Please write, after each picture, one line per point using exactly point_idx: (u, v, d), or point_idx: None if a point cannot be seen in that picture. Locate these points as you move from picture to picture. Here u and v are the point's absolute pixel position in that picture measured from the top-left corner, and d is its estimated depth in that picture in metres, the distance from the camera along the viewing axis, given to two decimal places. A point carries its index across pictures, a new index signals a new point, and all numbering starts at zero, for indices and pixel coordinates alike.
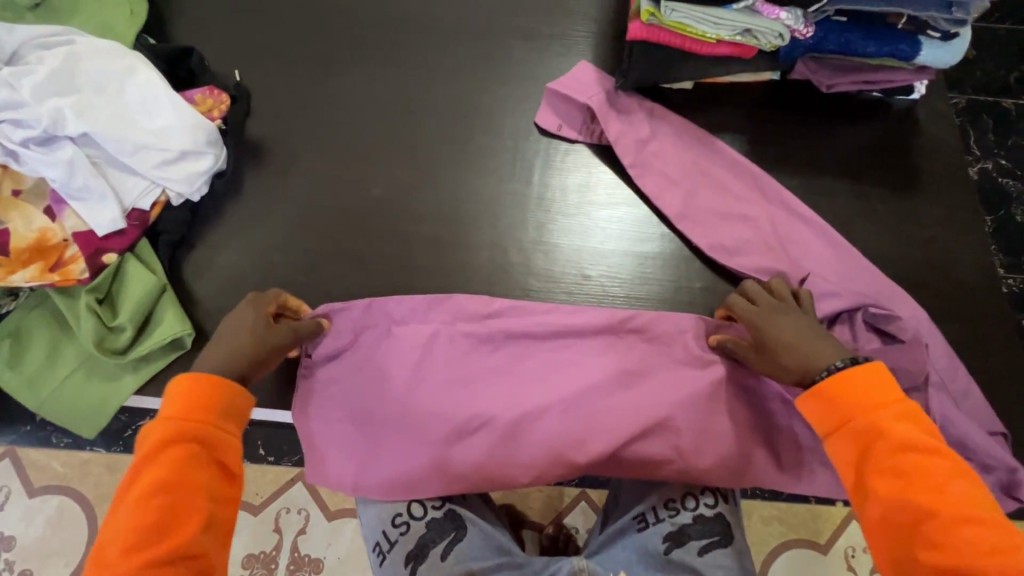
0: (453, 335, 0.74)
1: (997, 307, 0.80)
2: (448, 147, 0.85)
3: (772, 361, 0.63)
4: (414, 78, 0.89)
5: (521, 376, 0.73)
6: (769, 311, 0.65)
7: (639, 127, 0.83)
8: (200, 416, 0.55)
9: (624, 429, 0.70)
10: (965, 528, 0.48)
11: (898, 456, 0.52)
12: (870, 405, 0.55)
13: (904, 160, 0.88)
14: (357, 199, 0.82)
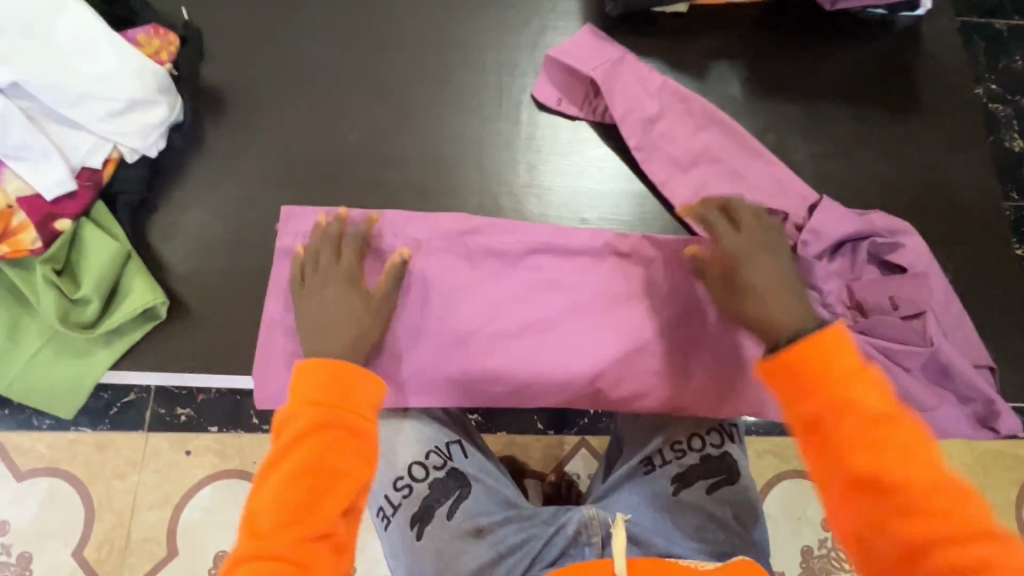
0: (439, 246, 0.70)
1: (997, 230, 0.79)
2: (427, 86, 0.78)
3: (768, 314, 0.57)
4: (384, 10, 0.81)
5: (517, 290, 0.71)
6: (751, 245, 0.61)
7: (638, 101, 0.76)
8: (336, 402, 0.55)
9: (604, 341, 0.71)
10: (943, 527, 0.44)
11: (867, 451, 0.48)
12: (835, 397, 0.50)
13: (907, 82, 0.84)
14: (332, 146, 0.76)
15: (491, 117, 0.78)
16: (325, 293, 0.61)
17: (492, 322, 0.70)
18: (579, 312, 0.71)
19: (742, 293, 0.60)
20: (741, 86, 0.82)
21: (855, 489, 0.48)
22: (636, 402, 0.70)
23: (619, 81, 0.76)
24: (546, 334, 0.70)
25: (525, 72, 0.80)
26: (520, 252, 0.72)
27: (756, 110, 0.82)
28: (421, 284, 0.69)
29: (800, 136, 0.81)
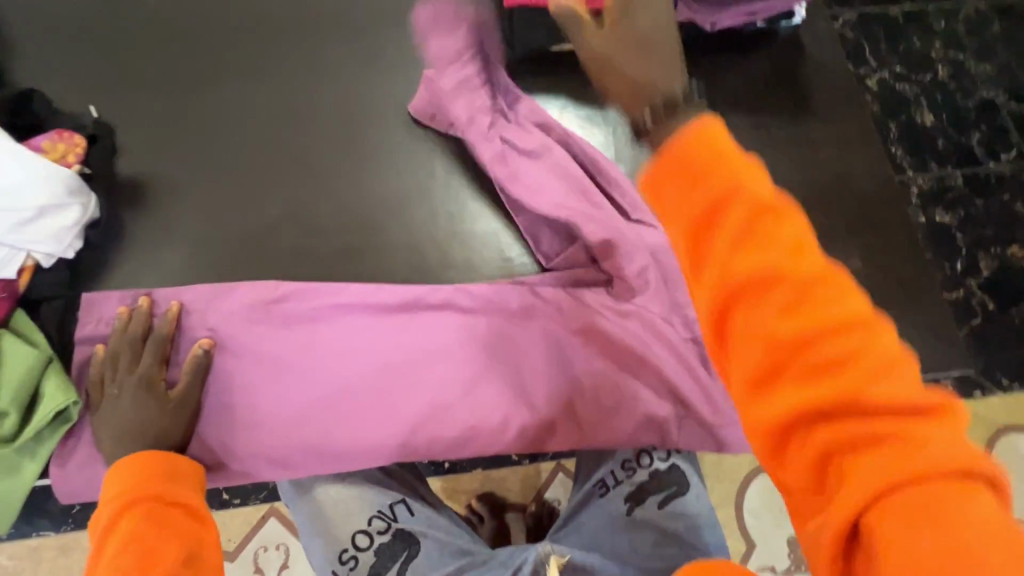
0: (355, 314, 0.72)
1: (901, 211, 0.82)
2: (340, 151, 0.81)
3: None
4: (291, 83, 0.83)
5: (432, 351, 0.71)
6: None
7: (534, 140, 0.79)
8: (152, 485, 0.55)
9: (525, 391, 0.71)
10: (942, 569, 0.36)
11: None
12: None
13: (794, 86, 0.89)
14: (251, 222, 0.77)
15: (403, 173, 0.81)
16: (123, 397, 0.62)
17: (318, 383, 0.69)
18: (497, 363, 0.71)
19: None
20: None
21: None
22: (484, 443, 0.69)
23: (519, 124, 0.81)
24: (464, 394, 0.69)
25: (436, 119, 0.82)
26: (355, 310, 0.72)
27: None
28: (302, 355, 0.70)
29: None
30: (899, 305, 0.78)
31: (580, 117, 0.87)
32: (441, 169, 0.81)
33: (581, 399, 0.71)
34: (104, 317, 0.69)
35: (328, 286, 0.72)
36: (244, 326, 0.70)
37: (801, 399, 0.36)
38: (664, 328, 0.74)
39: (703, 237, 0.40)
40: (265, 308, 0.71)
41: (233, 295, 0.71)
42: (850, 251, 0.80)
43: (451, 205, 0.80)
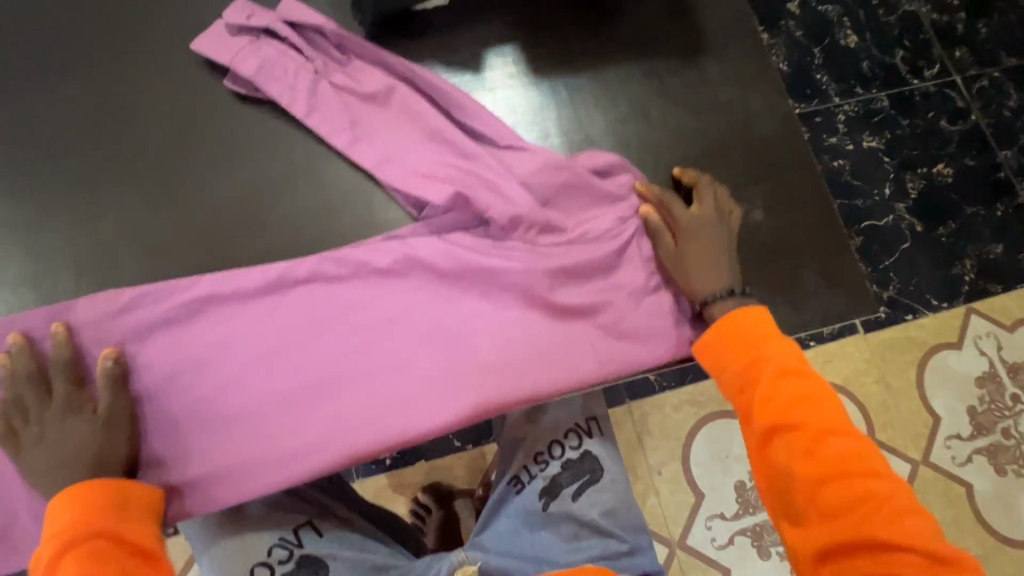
0: (221, 322, 0.66)
1: (802, 152, 0.78)
2: (180, 154, 0.72)
3: (690, 254, 0.65)
4: (112, 80, 0.73)
5: (317, 351, 0.66)
6: (700, 221, 0.65)
7: (370, 88, 0.72)
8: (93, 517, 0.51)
9: (423, 375, 0.66)
10: (784, 379, 0.53)
11: (776, 387, 0.53)
12: (770, 371, 0.54)
13: (687, 24, 0.82)
14: (90, 246, 0.69)
15: (258, 170, 0.72)
16: (46, 436, 0.56)
17: (192, 401, 0.64)
18: (388, 353, 0.66)
19: (685, 240, 0.65)
20: (519, 69, 0.79)
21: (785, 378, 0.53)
22: (377, 436, 0.65)
23: (358, 75, 0.73)
24: (355, 386, 0.66)
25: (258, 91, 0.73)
26: (217, 315, 0.66)
27: (537, 90, 0.78)
28: (161, 380, 0.64)
29: (592, 105, 0.78)
30: (803, 252, 0.74)
31: (455, 83, 0.78)
32: (293, 152, 0.73)
33: (476, 359, 0.67)
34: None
35: (178, 283, 0.66)
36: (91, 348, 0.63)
37: (759, 410, 0.53)
38: (548, 286, 0.68)
39: (769, 350, 0.56)
40: (111, 320, 0.64)
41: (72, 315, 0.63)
42: (752, 201, 0.75)
43: (309, 167, 0.73)
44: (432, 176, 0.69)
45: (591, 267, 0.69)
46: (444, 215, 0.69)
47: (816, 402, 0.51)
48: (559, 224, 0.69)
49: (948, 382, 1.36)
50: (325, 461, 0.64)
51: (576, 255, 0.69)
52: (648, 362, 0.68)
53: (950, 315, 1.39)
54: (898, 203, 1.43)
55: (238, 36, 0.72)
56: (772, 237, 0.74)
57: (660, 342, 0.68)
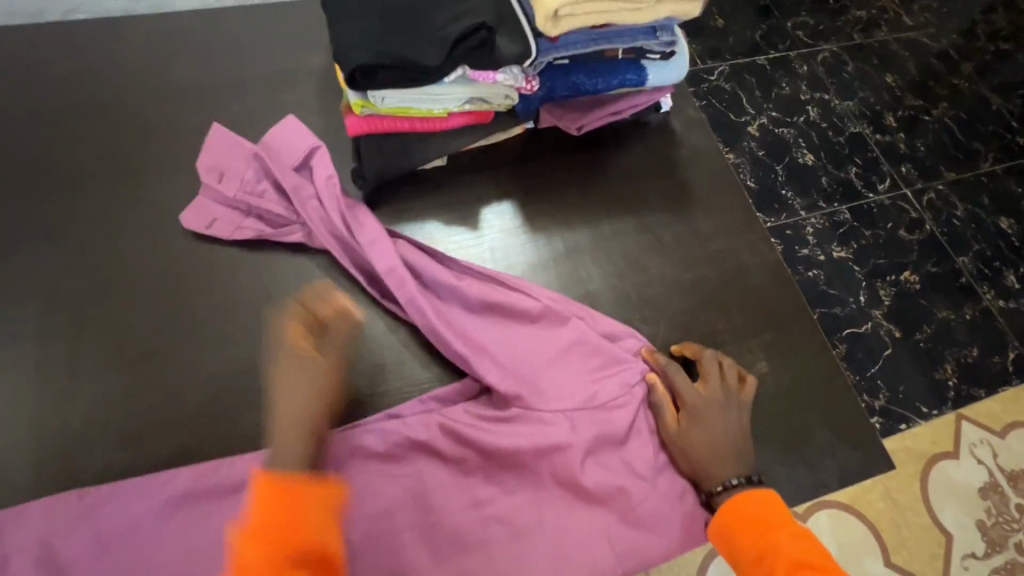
0: (190, 508, 0.57)
1: (796, 300, 0.79)
2: (169, 322, 0.69)
3: (694, 443, 0.62)
4: (107, 252, 0.72)
5: None
6: (704, 402, 0.63)
7: (365, 222, 0.70)
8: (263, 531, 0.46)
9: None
10: (797, 571, 0.49)
11: (790, 575, 0.49)
12: (782, 558, 0.51)
13: (673, 178, 0.87)
14: (60, 436, 0.63)
15: (248, 337, 0.68)
16: None
17: None
18: (384, 552, 0.58)
19: (690, 423, 0.63)
20: (518, 223, 0.81)
21: (797, 567, 0.50)
22: None
23: (360, 220, 0.70)
24: None
25: (247, 214, 0.72)
26: (187, 503, 0.57)
27: (535, 244, 0.80)
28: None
29: (589, 259, 0.79)
30: (815, 405, 0.73)
31: (454, 242, 0.78)
32: (285, 304, 0.71)
33: (480, 560, 0.59)
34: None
35: (151, 478, 0.58)
36: (35, 567, 0.53)
37: None
38: (555, 457, 0.62)
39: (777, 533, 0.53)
40: (66, 531, 0.55)
41: (21, 523, 0.55)
42: (754, 353, 0.75)
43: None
44: (425, 317, 0.66)
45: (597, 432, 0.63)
46: (448, 387, 0.66)
47: None
48: (558, 385, 0.65)
49: (954, 495, 1.33)
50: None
51: (584, 422, 0.63)
52: (666, 546, 0.60)
53: (943, 424, 1.40)
54: (874, 310, 1.49)
55: (258, 164, 0.72)
56: (779, 391, 0.73)
57: (675, 522, 0.61)
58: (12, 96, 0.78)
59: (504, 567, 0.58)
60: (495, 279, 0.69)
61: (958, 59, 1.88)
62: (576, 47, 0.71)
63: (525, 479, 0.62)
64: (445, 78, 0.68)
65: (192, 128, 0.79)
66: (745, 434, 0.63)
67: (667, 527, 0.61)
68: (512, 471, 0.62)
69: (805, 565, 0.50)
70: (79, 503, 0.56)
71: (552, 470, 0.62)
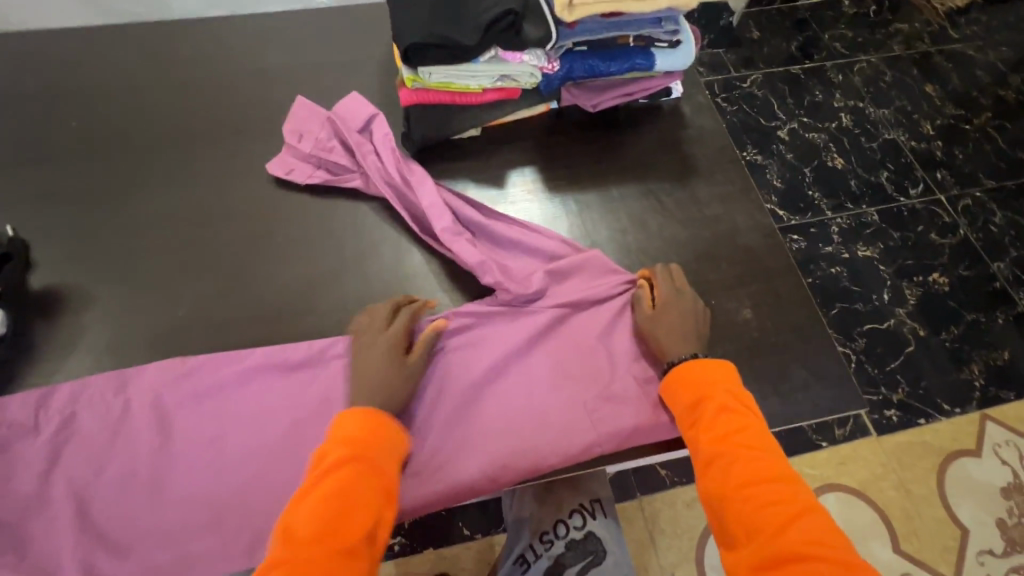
0: (263, 376, 0.73)
1: (785, 260, 0.88)
2: (249, 244, 0.86)
3: (665, 339, 0.70)
4: (206, 188, 0.89)
5: (342, 415, 0.72)
6: (661, 307, 0.73)
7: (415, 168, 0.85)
8: (349, 450, 0.57)
9: (439, 446, 0.69)
10: (724, 413, 0.60)
11: (720, 414, 0.60)
12: (713, 403, 0.61)
13: (680, 153, 0.98)
14: (160, 322, 0.80)
15: (312, 260, 0.85)
16: None
17: (227, 447, 0.70)
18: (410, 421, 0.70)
19: (656, 322, 0.72)
20: (538, 185, 0.94)
21: (725, 410, 0.60)
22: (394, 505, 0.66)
23: (407, 169, 0.85)
24: None
25: (317, 165, 0.89)
26: (260, 372, 0.73)
27: (551, 202, 0.93)
28: (205, 424, 0.71)
29: (598, 218, 0.91)
30: (794, 349, 0.81)
31: (483, 197, 0.92)
32: (342, 234, 0.87)
33: (487, 436, 0.70)
34: (9, 421, 0.69)
35: (234, 355, 0.74)
36: (149, 411, 0.71)
37: (712, 446, 0.58)
38: (556, 364, 0.74)
39: (716, 387, 0.63)
40: (171, 386, 0.72)
41: (139, 379, 0.72)
42: (740, 301, 0.84)
43: (356, 261, 0.85)
44: (460, 241, 0.80)
45: (593, 344, 0.75)
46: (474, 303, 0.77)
47: (757, 434, 0.58)
48: (564, 302, 0.77)
49: (971, 492, 1.32)
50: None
51: (580, 338, 0.76)
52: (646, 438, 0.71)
53: (965, 423, 1.39)
54: (897, 308, 1.50)
55: (330, 126, 0.90)
56: (762, 335, 0.82)
57: (658, 421, 0.71)
58: (145, 67, 0.98)
59: (511, 444, 0.69)
60: (517, 224, 0.83)
61: (1007, 72, 1.86)
62: (593, 32, 0.85)
63: (530, 377, 0.73)
64: (480, 56, 0.83)
65: (280, 99, 0.98)
66: (700, 325, 0.72)
67: (650, 427, 0.71)
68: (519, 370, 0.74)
69: (731, 410, 0.60)
70: (182, 366, 0.73)
71: (552, 374, 0.74)
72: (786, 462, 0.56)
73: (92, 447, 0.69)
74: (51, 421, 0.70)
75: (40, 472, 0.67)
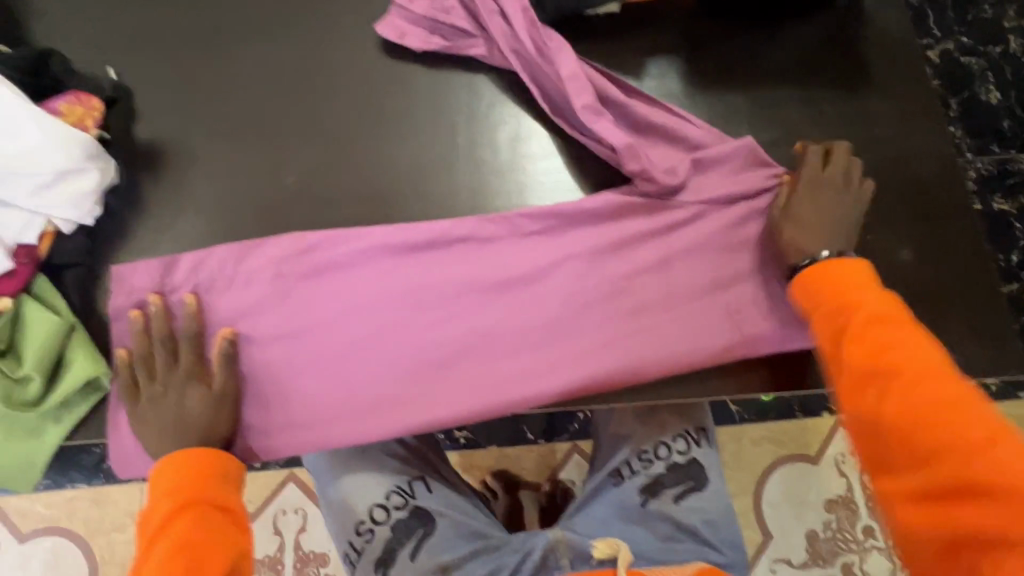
0: (386, 256, 0.71)
1: (959, 199, 0.76)
2: (356, 114, 0.78)
3: (803, 224, 0.67)
4: (311, 46, 0.81)
5: (467, 301, 0.71)
6: (809, 188, 0.68)
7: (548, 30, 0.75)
8: (194, 486, 0.57)
9: (568, 343, 0.69)
10: (878, 328, 0.53)
11: (873, 328, 0.53)
12: (863, 314, 0.55)
13: (854, 56, 0.82)
14: (267, 191, 0.76)
15: (426, 139, 0.77)
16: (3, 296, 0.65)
17: (354, 320, 0.70)
18: (540, 315, 0.70)
19: (794, 205, 0.68)
20: (679, 79, 0.81)
21: (878, 325, 0.54)
22: (525, 390, 0.68)
23: (543, 35, 0.75)
24: (504, 340, 0.70)
25: (431, 31, 0.79)
26: (384, 251, 0.71)
27: (691, 101, 0.81)
28: (330, 298, 0.70)
29: (744, 125, 0.79)
30: (954, 299, 0.72)
31: None
32: (461, 108, 0.79)
33: (618, 334, 0.69)
34: (135, 288, 0.69)
35: (355, 232, 0.71)
36: (272, 284, 0.70)
37: (861, 365, 0.52)
38: (692, 276, 0.71)
39: (859, 297, 0.57)
40: (292, 261, 0.70)
41: (260, 248, 0.71)
42: (900, 240, 0.74)
43: (474, 143, 0.77)
44: (604, 121, 0.72)
45: (732, 254, 0.71)
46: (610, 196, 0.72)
47: (926, 349, 0.51)
48: (709, 191, 0.72)
49: None
50: (479, 403, 0.68)
51: (723, 238, 0.72)
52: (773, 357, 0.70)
53: None
54: None
55: None
56: (919, 280, 0.72)
57: (791, 343, 0.69)
58: None
59: (641, 349, 0.69)
60: (660, 104, 0.75)
61: None
62: None
63: (664, 287, 0.71)
64: None
65: None
66: (854, 219, 0.67)
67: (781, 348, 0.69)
68: (653, 278, 0.71)
69: (884, 322, 0.54)
70: (305, 239, 0.71)
71: (688, 287, 0.70)
72: (962, 379, 0.49)
73: (220, 311, 0.69)
74: (177, 291, 0.69)
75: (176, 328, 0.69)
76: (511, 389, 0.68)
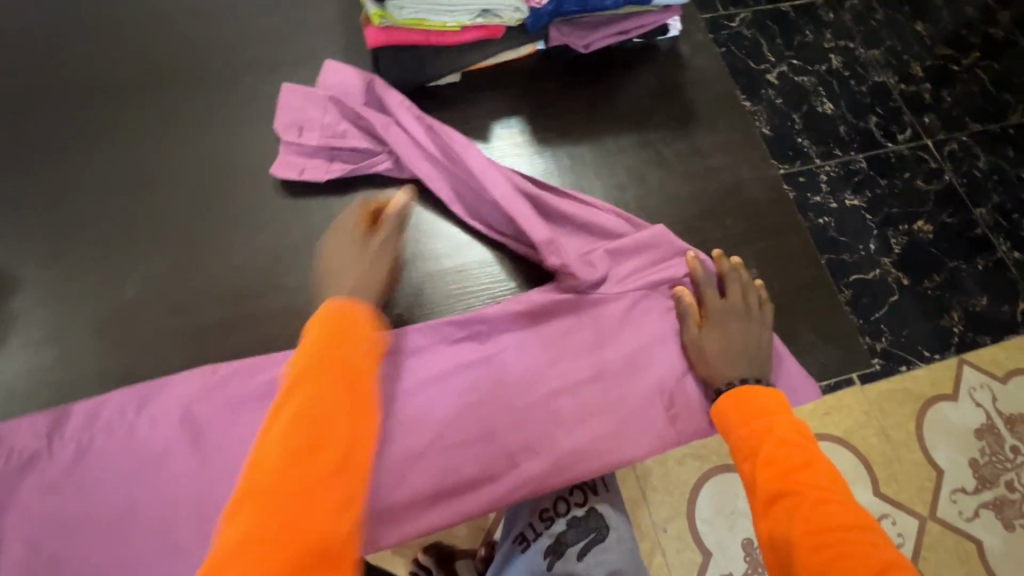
0: None
1: (791, 215, 0.83)
2: (202, 213, 0.75)
3: (725, 345, 0.69)
4: (144, 148, 0.77)
5: (404, 417, 0.67)
6: (731, 312, 0.71)
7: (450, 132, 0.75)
8: (327, 349, 0.41)
9: (508, 444, 0.68)
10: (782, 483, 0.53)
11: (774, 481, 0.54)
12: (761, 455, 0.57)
13: (679, 99, 0.89)
14: (107, 306, 0.70)
15: (281, 230, 0.76)
16: None
17: None
18: (476, 418, 0.68)
19: (714, 326, 0.70)
20: (526, 139, 0.85)
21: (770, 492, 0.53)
22: (472, 500, 0.66)
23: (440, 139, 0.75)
24: (442, 452, 0.67)
25: (331, 158, 0.77)
26: None
27: (541, 158, 0.85)
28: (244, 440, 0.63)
29: (592, 174, 0.84)
30: (800, 309, 0.78)
31: None
32: None
33: (556, 423, 0.69)
34: (16, 447, 0.61)
35: (268, 360, 0.66)
36: (180, 426, 0.63)
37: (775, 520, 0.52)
38: (620, 354, 0.72)
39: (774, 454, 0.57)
40: (204, 397, 0.64)
41: (163, 393, 0.64)
42: (745, 262, 0.79)
43: None
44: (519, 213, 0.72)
45: (657, 329, 0.73)
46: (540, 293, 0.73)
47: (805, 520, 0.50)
48: (630, 280, 0.74)
49: (948, 435, 1.31)
50: (425, 525, 0.65)
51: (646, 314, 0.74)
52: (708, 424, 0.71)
53: (945, 366, 1.36)
54: (883, 258, 1.42)
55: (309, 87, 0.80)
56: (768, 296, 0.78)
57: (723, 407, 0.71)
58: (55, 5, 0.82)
59: (581, 435, 0.68)
60: (568, 194, 0.77)
61: None
62: None
63: (593, 365, 0.71)
64: None
65: (223, 41, 0.84)
66: (767, 345, 0.70)
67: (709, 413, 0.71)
68: (587, 358, 0.72)
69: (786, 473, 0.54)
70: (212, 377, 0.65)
71: (622, 364, 0.72)
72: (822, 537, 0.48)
73: (111, 465, 0.61)
74: (67, 448, 0.61)
75: (43, 487, 0.60)
76: (457, 510, 0.65)
